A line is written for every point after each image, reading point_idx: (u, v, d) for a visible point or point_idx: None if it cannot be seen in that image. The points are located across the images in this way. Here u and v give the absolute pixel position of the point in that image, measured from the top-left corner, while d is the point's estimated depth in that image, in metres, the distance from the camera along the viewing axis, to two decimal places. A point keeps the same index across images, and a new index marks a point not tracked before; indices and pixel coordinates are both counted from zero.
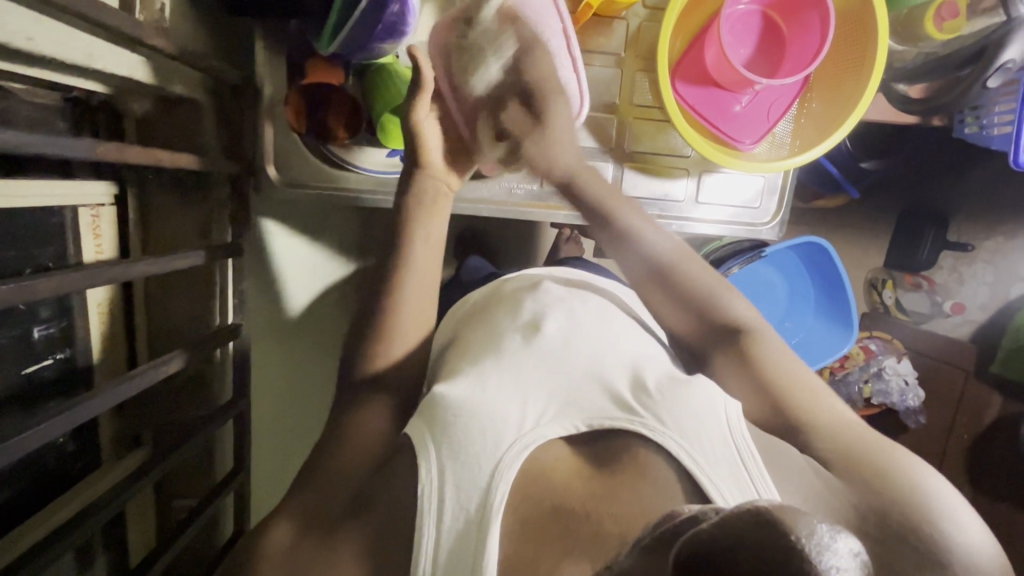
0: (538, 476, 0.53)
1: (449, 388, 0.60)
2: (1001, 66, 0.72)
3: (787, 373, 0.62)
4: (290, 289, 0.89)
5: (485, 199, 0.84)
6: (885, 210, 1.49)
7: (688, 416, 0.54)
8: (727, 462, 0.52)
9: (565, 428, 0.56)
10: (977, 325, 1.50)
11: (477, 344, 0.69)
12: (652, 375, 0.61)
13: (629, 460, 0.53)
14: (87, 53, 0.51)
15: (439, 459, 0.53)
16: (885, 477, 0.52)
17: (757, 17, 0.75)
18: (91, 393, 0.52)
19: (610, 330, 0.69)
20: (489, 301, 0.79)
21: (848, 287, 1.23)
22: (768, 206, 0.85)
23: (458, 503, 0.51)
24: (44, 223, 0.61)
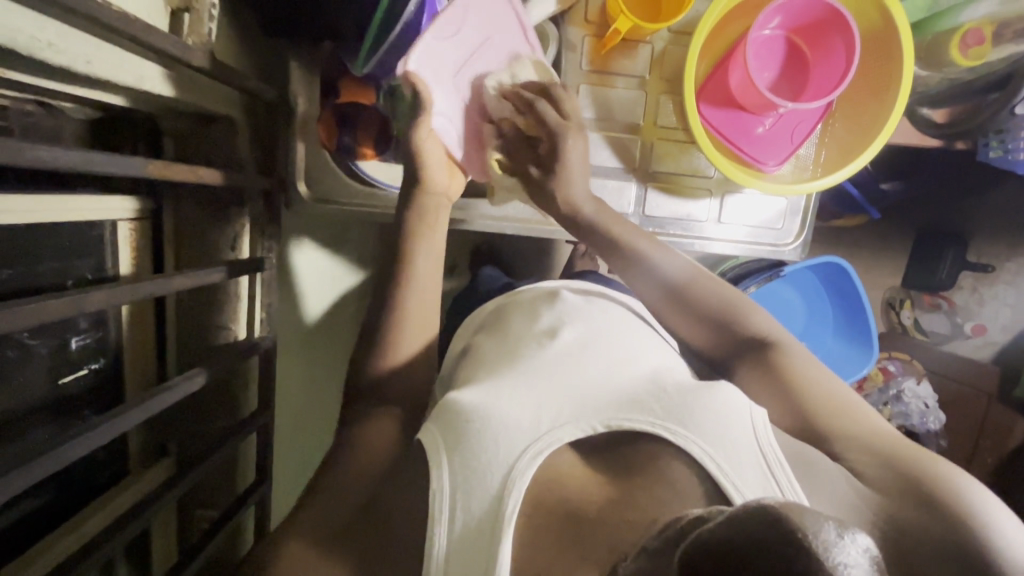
0: (552, 483, 0.53)
1: (463, 393, 0.61)
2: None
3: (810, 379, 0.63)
4: (312, 301, 0.91)
5: (510, 217, 0.85)
6: (902, 230, 1.49)
7: (712, 420, 0.55)
8: (753, 469, 0.51)
9: (581, 430, 0.56)
10: (999, 347, 1.49)
11: (496, 351, 0.69)
12: (672, 380, 0.61)
13: (646, 464, 0.53)
14: (138, 75, 0.53)
15: (451, 466, 0.54)
16: (916, 482, 0.51)
17: (781, 41, 0.76)
18: (128, 405, 0.53)
19: (630, 340, 0.69)
20: (507, 309, 0.79)
21: (868, 307, 1.22)
22: (791, 226, 0.85)
23: (468, 510, 0.52)
24: (83, 236, 0.63)
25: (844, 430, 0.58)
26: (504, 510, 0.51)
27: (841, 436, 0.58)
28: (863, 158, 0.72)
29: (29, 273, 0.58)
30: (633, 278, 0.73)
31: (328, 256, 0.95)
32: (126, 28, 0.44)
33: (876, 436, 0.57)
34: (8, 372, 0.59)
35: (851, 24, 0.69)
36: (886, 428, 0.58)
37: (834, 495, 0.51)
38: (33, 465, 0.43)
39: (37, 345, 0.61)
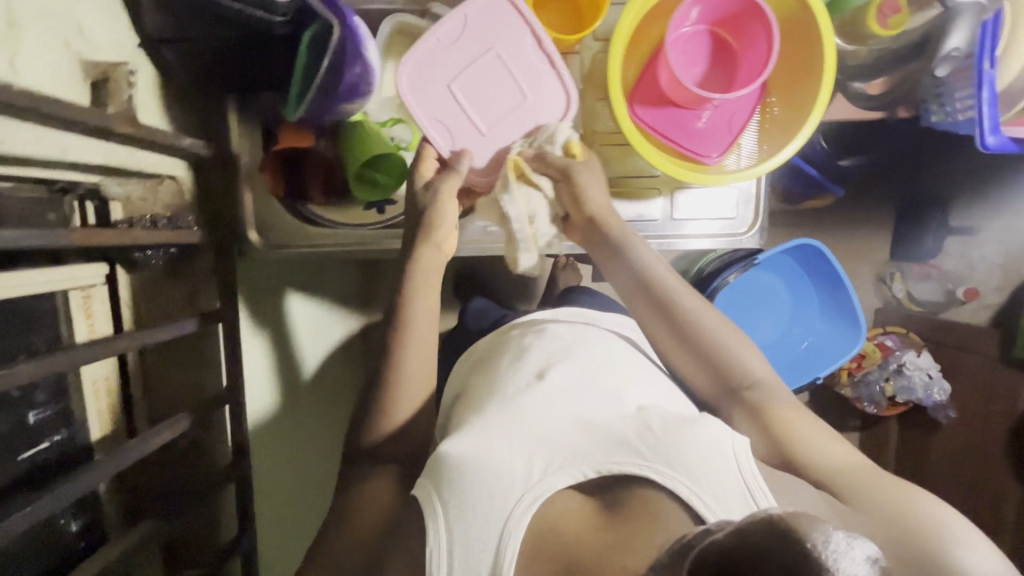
0: (548, 531, 0.54)
1: (455, 443, 0.61)
2: (946, 54, 0.71)
3: (788, 417, 0.65)
4: (286, 346, 0.92)
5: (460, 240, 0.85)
6: (881, 204, 1.49)
7: (697, 459, 0.56)
8: (740, 503, 0.53)
9: (573, 477, 0.57)
10: (996, 309, 1.46)
11: (480, 395, 0.71)
12: (658, 418, 0.62)
13: (638, 507, 0.53)
14: (59, 148, 0.56)
15: (448, 520, 0.55)
16: (906, 508, 0.53)
17: (704, 36, 0.77)
18: (84, 467, 0.55)
19: (616, 376, 0.71)
20: (495, 347, 0.82)
21: (848, 285, 1.21)
22: (745, 215, 0.85)
23: (470, 566, 0.53)
24: (36, 310, 0.63)
25: (831, 468, 0.60)
26: (502, 564, 0.53)
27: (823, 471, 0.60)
28: (802, 139, 0.72)
29: None
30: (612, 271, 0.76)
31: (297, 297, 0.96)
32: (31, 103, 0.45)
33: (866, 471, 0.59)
34: None
35: (766, 13, 0.69)
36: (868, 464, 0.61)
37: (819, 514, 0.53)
38: None
39: None
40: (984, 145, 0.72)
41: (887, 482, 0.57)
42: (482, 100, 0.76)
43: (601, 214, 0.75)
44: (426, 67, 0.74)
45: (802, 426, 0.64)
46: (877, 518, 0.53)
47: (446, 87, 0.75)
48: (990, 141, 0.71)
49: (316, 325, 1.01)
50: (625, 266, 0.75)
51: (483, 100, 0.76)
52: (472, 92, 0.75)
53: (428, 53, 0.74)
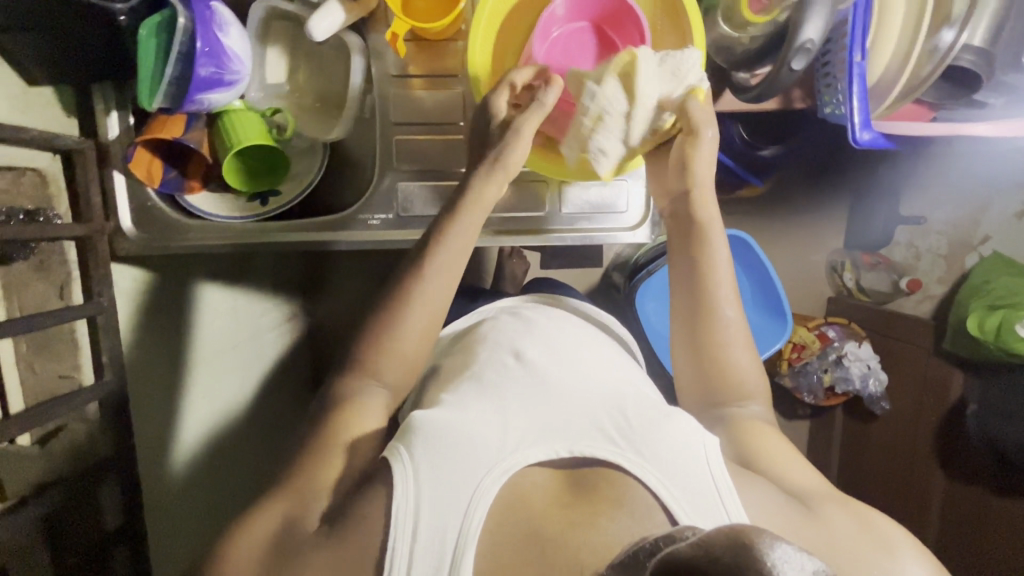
0: (515, 501, 0.58)
1: (429, 413, 0.65)
2: (801, 46, 0.64)
3: (762, 433, 0.70)
4: (205, 332, 0.93)
5: (343, 236, 0.80)
6: (829, 193, 1.46)
7: (667, 450, 0.60)
8: (704, 494, 0.57)
9: (544, 454, 0.61)
10: (938, 300, 1.43)
11: (459, 377, 0.75)
12: (632, 405, 0.66)
13: (606, 489, 0.58)
14: None
15: (420, 478, 0.58)
16: (857, 533, 0.60)
17: (583, 32, 0.73)
18: None
19: (588, 366, 0.75)
20: (467, 338, 0.85)
21: (775, 274, 1.19)
22: (635, 207, 0.86)
23: (435, 526, 0.56)
24: None
25: (793, 477, 0.65)
26: (467, 529, 0.55)
27: (786, 472, 0.66)
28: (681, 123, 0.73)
29: None
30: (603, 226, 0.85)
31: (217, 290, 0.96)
32: None
33: (818, 484, 0.66)
34: None
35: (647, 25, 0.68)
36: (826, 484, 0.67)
37: (776, 514, 0.59)
38: None
39: None
40: (856, 141, 0.72)
41: (841, 501, 0.63)
42: None
43: (700, 190, 0.74)
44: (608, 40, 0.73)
45: (773, 443, 0.69)
46: (833, 533, 0.59)
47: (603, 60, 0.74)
48: (863, 138, 0.71)
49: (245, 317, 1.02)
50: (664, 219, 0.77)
51: None
52: None
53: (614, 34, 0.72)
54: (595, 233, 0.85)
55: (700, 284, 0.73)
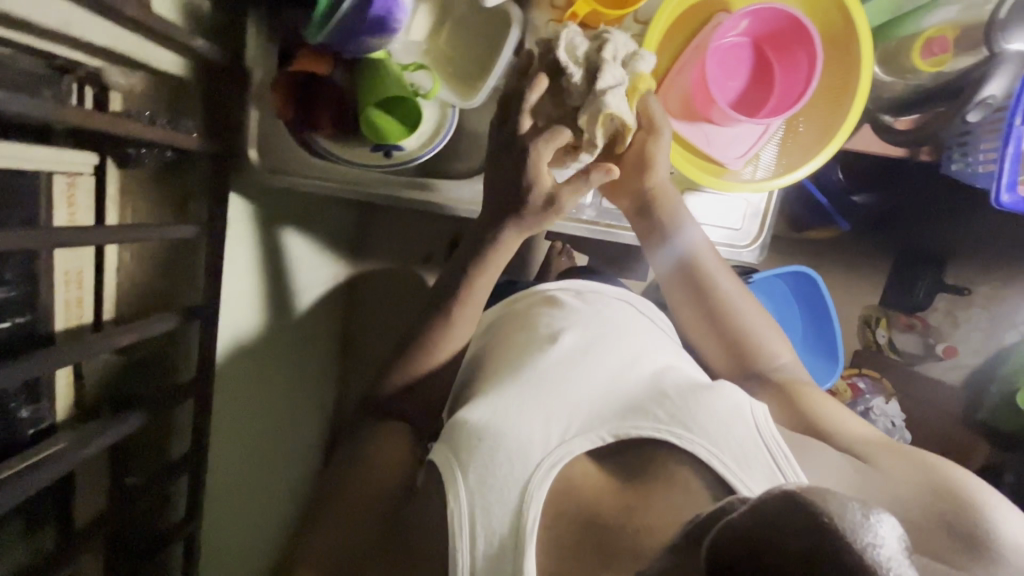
0: (568, 489, 0.60)
1: (471, 413, 0.67)
2: (981, 101, 0.74)
3: (804, 389, 0.75)
4: (278, 273, 0.97)
5: (466, 200, 0.84)
6: (880, 249, 1.46)
7: (709, 421, 0.62)
8: (758, 461, 0.58)
9: (592, 441, 0.63)
10: (967, 372, 1.46)
11: (504, 363, 0.76)
12: (673, 386, 0.68)
13: (657, 467, 0.60)
14: (66, 19, 0.54)
15: (468, 481, 0.60)
16: (921, 476, 0.60)
17: (747, 48, 0.74)
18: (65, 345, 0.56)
19: (632, 348, 0.76)
20: (511, 316, 0.86)
21: (835, 317, 1.21)
22: (750, 228, 0.85)
23: (492, 520, 0.58)
24: (16, 186, 0.60)
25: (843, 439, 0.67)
26: (524, 522, 0.57)
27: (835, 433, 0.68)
28: (819, 160, 0.72)
29: None
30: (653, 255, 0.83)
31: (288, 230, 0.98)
32: None
33: (867, 437, 0.67)
34: None
35: (815, 39, 0.67)
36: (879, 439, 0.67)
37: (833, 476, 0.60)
38: None
39: None
40: (996, 201, 0.75)
41: (899, 451, 0.64)
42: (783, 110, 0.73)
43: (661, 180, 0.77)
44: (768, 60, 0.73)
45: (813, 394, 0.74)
46: (889, 477, 0.60)
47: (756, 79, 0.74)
48: (1005, 199, 0.74)
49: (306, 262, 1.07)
50: (671, 256, 0.81)
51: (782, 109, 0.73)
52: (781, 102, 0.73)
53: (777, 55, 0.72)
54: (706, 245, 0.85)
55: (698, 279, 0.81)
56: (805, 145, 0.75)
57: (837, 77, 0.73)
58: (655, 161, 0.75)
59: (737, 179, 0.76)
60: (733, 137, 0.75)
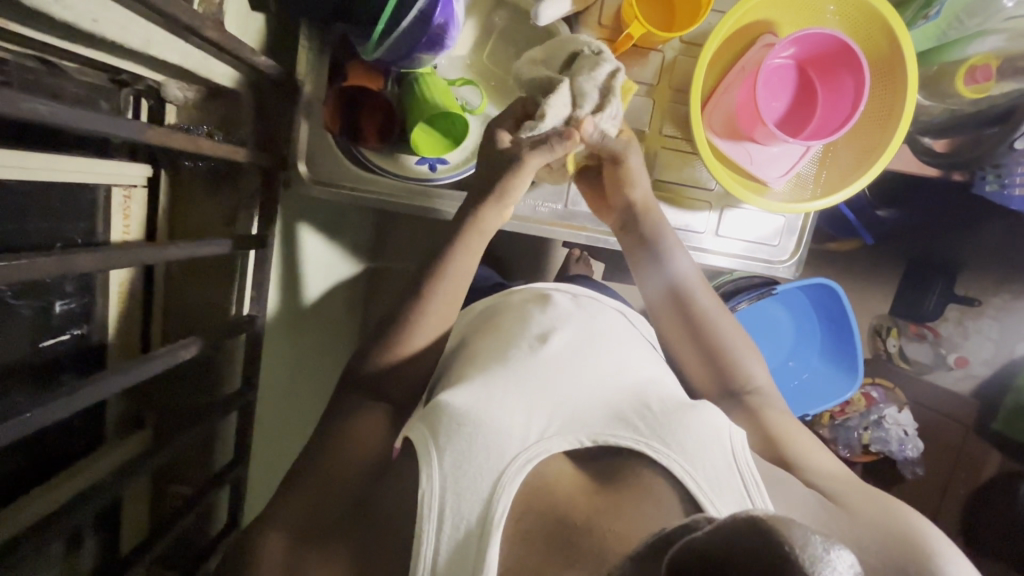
0: (542, 489, 0.57)
1: (455, 394, 0.63)
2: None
3: (779, 420, 0.72)
4: (310, 281, 0.95)
5: (509, 213, 0.83)
6: (893, 259, 1.46)
7: (692, 440, 0.60)
8: (731, 487, 0.58)
9: (570, 442, 0.61)
10: (979, 381, 1.49)
11: (486, 350, 0.71)
12: (658, 399, 0.66)
13: (631, 477, 0.58)
14: (145, 40, 0.54)
15: (442, 468, 0.57)
16: (891, 525, 0.58)
17: (792, 70, 0.75)
18: (138, 359, 0.55)
19: (622, 349, 0.74)
20: (496, 307, 0.81)
21: (855, 328, 1.23)
22: (787, 244, 0.86)
23: (461, 512, 0.55)
24: (76, 200, 0.61)
25: (818, 472, 0.66)
26: (492, 515, 0.55)
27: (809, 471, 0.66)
28: (860, 183, 0.74)
29: (18, 231, 0.56)
30: (643, 272, 0.80)
31: (319, 240, 0.97)
32: None
33: (843, 479, 0.65)
34: None
35: (862, 63, 0.69)
36: (852, 479, 0.65)
37: (805, 511, 0.58)
38: (10, 424, 0.42)
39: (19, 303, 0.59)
40: None
41: (869, 496, 0.62)
42: (825, 133, 0.74)
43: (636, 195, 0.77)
44: (811, 84, 0.75)
45: (791, 429, 0.71)
46: (857, 523, 0.58)
47: (799, 102, 0.76)
48: None
49: (328, 271, 1.02)
50: (660, 279, 0.79)
51: (824, 132, 0.75)
52: (823, 125, 0.75)
53: (822, 80, 0.74)
54: (745, 259, 0.86)
55: (683, 290, 0.78)
56: (842, 167, 0.77)
57: (878, 103, 0.75)
58: (630, 179, 0.76)
59: (774, 197, 0.78)
60: (773, 154, 0.76)
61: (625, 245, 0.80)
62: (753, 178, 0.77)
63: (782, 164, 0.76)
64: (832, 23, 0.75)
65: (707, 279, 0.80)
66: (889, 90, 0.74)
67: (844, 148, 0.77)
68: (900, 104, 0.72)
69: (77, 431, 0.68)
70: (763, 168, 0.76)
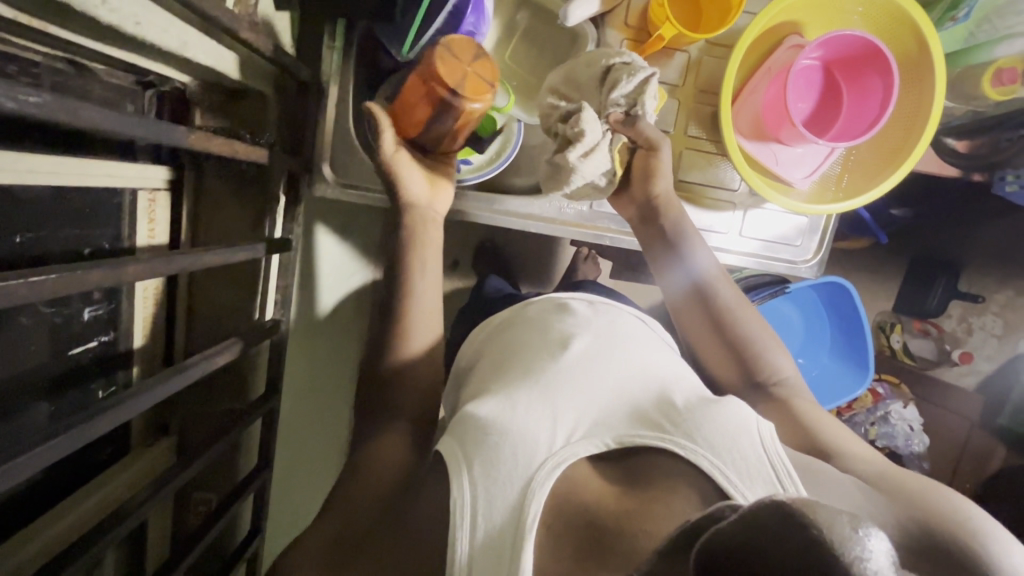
0: (573, 493, 0.56)
1: (478, 407, 0.64)
2: None
3: (810, 410, 0.71)
4: (329, 282, 0.94)
5: (534, 215, 0.83)
6: (900, 256, 1.48)
7: (720, 434, 0.59)
8: (761, 475, 0.56)
9: (596, 446, 0.60)
10: (984, 376, 1.51)
11: (511, 359, 0.71)
12: (681, 396, 0.65)
13: (660, 475, 0.57)
14: (181, 42, 0.53)
15: (472, 476, 0.56)
16: (928, 499, 0.56)
17: (819, 71, 0.75)
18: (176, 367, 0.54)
19: (642, 351, 0.73)
20: (513, 319, 0.80)
21: (866, 325, 1.24)
22: (809, 244, 0.86)
23: (493, 520, 0.54)
24: (103, 204, 0.60)
25: (855, 455, 0.65)
26: (526, 517, 0.53)
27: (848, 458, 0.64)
28: (886, 184, 0.74)
29: (49, 237, 0.56)
30: (665, 273, 0.80)
31: (337, 241, 0.97)
32: None
33: (882, 462, 0.64)
34: (19, 336, 0.56)
35: (891, 66, 0.69)
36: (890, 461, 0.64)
37: (843, 494, 0.57)
38: (63, 436, 0.41)
39: (50, 311, 0.58)
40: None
41: (908, 475, 0.60)
42: (850, 135, 0.75)
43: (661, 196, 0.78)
44: (837, 86, 0.75)
45: (824, 419, 0.70)
46: (894, 500, 0.56)
47: (823, 104, 0.76)
48: None
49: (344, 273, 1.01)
50: (683, 278, 0.79)
51: (850, 134, 0.75)
52: (849, 127, 0.75)
53: (848, 82, 0.74)
54: (768, 259, 0.86)
55: (705, 288, 0.78)
56: (867, 167, 0.77)
57: (905, 105, 0.75)
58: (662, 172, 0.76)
59: (798, 197, 0.78)
60: (800, 154, 0.76)
61: (646, 247, 0.81)
62: (779, 179, 0.77)
63: (808, 164, 0.76)
64: (858, 24, 0.75)
65: (729, 274, 0.80)
66: (916, 92, 0.74)
67: (869, 149, 0.78)
68: (927, 106, 0.73)
69: (104, 440, 0.67)
70: (789, 169, 0.76)
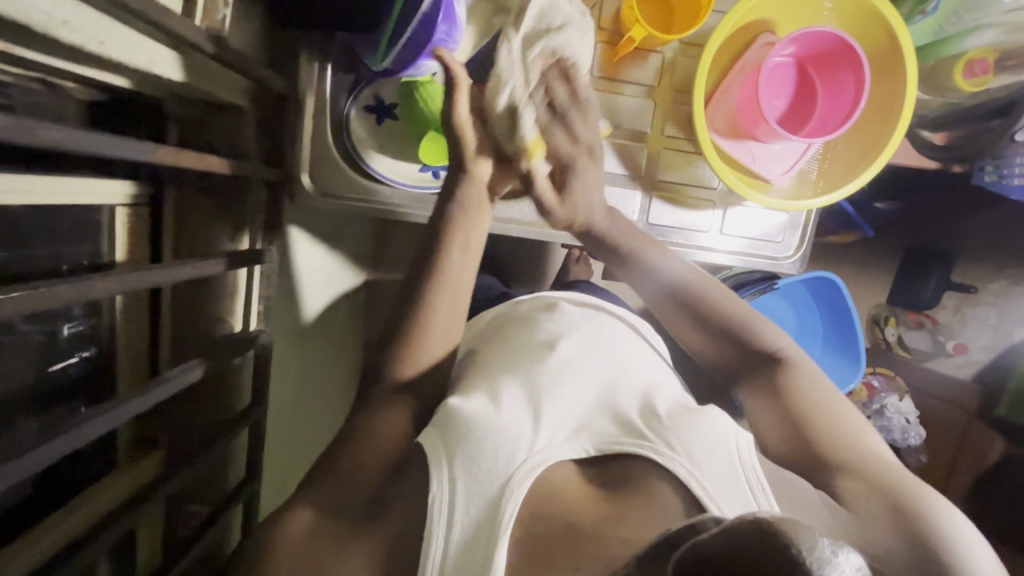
0: (552, 497, 0.56)
1: (464, 401, 0.63)
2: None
3: (817, 405, 0.66)
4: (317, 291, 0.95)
5: (515, 219, 0.84)
6: (890, 249, 1.48)
7: (699, 444, 0.59)
8: (735, 484, 0.56)
9: (577, 450, 0.60)
10: (980, 366, 1.51)
11: (497, 360, 0.71)
12: (665, 403, 0.65)
13: (637, 479, 0.57)
14: (150, 58, 0.53)
15: (451, 473, 0.56)
16: (911, 524, 0.53)
17: (792, 68, 0.76)
18: (153, 381, 0.55)
19: (627, 353, 0.73)
20: (505, 318, 0.81)
21: (856, 319, 1.24)
22: (790, 240, 0.86)
23: (468, 523, 0.54)
24: (81, 221, 0.61)
25: (850, 461, 0.61)
26: (500, 517, 0.53)
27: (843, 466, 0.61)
28: (862, 179, 0.74)
29: (27, 255, 0.57)
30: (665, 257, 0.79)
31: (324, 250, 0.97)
32: (149, 13, 0.44)
33: (886, 472, 0.59)
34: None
35: (862, 60, 0.69)
36: (894, 472, 0.60)
37: (817, 510, 0.56)
38: (38, 450, 0.42)
39: (30, 328, 0.59)
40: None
41: (904, 490, 0.57)
42: (826, 131, 0.75)
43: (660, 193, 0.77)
44: (812, 82, 0.75)
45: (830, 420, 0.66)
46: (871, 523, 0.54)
47: (799, 100, 0.76)
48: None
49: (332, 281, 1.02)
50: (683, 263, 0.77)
51: (826, 130, 0.75)
52: (824, 122, 0.75)
53: (822, 78, 0.75)
54: (749, 256, 0.86)
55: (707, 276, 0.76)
56: (844, 162, 0.78)
57: (879, 100, 0.75)
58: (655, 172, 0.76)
59: (775, 194, 0.78)
60: (777, 151, 0.76)
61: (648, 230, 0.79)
62: (757, 177, 0.78)
63: (785, 161, 0.77)
64: (830, 20, 0.75)
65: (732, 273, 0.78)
66: (889, 86, 0.74)
67: (846, 145, 0.78)
68: (899, 101, 0.73)
69: (90, 454, 0.68)
70: (766, 167, 0.77)
